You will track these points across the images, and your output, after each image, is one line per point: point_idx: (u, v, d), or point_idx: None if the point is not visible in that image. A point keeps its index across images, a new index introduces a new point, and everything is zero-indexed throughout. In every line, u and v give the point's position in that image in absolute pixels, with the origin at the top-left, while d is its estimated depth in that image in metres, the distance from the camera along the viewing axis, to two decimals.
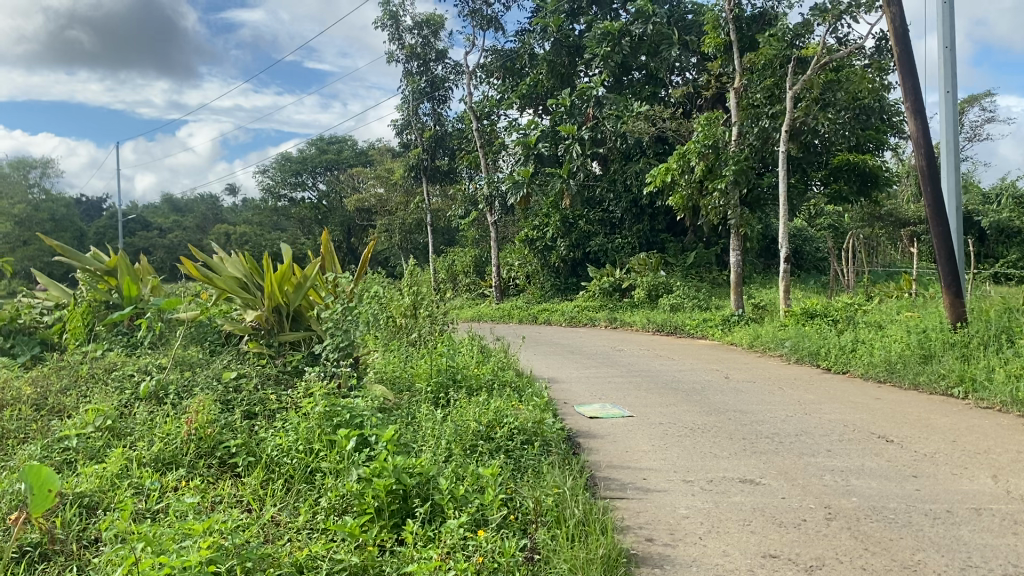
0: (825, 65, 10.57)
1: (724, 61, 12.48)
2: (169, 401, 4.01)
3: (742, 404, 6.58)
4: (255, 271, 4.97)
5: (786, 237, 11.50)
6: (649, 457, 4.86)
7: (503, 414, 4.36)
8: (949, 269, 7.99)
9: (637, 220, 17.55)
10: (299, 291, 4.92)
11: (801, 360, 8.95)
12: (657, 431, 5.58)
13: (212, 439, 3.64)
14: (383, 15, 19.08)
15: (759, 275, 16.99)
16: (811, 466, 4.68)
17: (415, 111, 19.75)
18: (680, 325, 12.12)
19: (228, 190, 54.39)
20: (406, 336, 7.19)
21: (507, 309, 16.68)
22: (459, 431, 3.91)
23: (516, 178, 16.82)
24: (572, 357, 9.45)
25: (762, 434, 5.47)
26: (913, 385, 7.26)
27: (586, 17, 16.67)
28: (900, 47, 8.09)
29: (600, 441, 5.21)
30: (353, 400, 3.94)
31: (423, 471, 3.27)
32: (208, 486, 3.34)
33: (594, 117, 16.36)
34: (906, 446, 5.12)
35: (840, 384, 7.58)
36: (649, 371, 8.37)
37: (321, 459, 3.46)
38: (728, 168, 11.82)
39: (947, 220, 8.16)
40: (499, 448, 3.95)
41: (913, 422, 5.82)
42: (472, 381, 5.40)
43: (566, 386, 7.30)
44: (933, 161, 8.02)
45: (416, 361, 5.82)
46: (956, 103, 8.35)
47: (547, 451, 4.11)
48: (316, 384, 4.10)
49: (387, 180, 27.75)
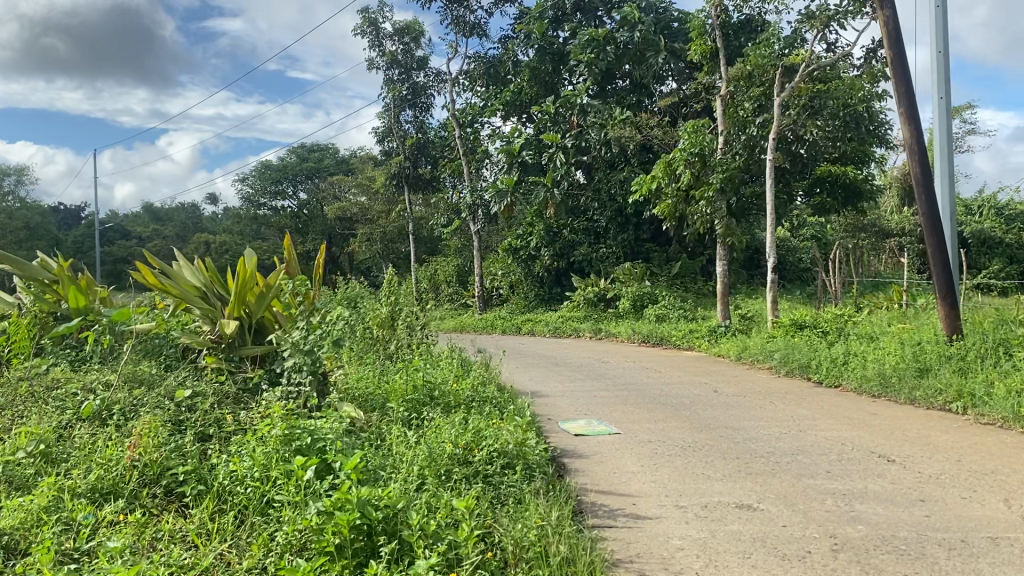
0: (814, 72, 10.33)
1: (710, 68, 12.23)
2: (115, 423, 3.67)
3: (733, 420, 6.27)
4: (215, 281, 4.65)
5: (774, 246, 11.21)
6: (639, 480, 4.54)
7: (481, 434, 4.03)
8: (944, 280, 7.73)
9: (622, 230, 17.24)
10: (263, 300, 4.57)
11: (791, 372, 8.67)
12: (646, 449, 5.26)
13: (159, 466, 3.30)
14: (362, 21, 18.76)
15: (744, 286, 16.73)
16: (811, 489, 4.38)
17: (396, 118, 19.43)
18: (666, 336, 11.83)
19: (207, 200, 53.69)
20: (374, 355, 6.66)
21: (489, 320, 16.33)
22: (434, 454, 3.58)
23: (499, 187, 16.51)
24: (554, 370, 9.13)
25: (757, 453, 5.17)
26: (909, 401, 6.97)
27: (570, 24, 16.44)
28: (894, 51, 7.86)
29: (585, 462, 4.88)
30: (315, 422, 3.58)
31: (390, 503, 2.93)
32: (149, 522, 3.01)
33: (579, 124, 16.12)
34: (909, 466, 4.83)
35: (834, 399, 7.29)
36: (636, 384, 8.05)
37: (279, 488, 3.13)
38: (715, 177, 11.48)
39: (942, 229, 7.92)
40: (476, 473, 3.61)
41: (913, 440, 5.54)
42: (449, 398, 5.08)
43: (550, 401, 6.98)
44: (928, 168, 7.81)
45: (391, 376, 5.50)
46: (951, 109, 8.14)
47: (531, 476, 3.78)
48: (276, 404, 3.75)
49: (368, 189, 27.36)
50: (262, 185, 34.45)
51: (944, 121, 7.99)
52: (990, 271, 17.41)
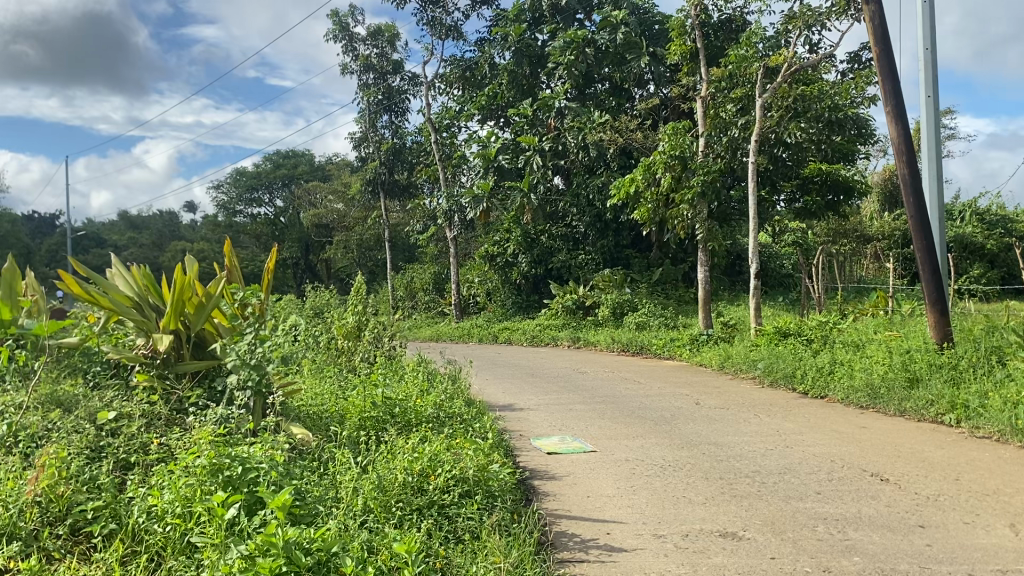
0: (796, 73, 10.07)
1: (690, 69, 11.91)
2: (22, 451, 3.25)
3: (713, 435, 5.91)
4: (150, 289, 4.21)
5: (756, 252, 10.82)
6: (614, 505, 4.17)
7: (439, 456, 3.65)
8: (933, 285, 7.44)
9: (601, 236, 16.88)
10: (202, 312, 4.16)
11: (775, 383, 8.35)
12: (622, 469, 4.90)
13: (65, 502, 2.89)
14: (334, 26, 18.39)
15: (726, 293, 16.47)
16: (801, 514, 4.02)
17: (372, 124, 19.04)
18: (647, 345, 11.48)
19: (185, 207, 52.90)
20: (335, 371, 6.24)
21: (466, 328, 15.96)
22: (384, 484, 3.19)
23: (475, 192, 16.21)
24: (530, 381, 8.74)
25: (741, 472, 4.83)
26: (899, 413, 6.66)
27: (549, 26, 16.11)
28: (881, 48, 7.58)
29: (557, 484, 4.52)
30: (249, 448, 3.18)
31: (323, 546, 2.55)
32: (45, 569, 2.60)
33: (557, 128, 15.76)
34: (904, 486, 4.50)
35: (820, 410, 6.97)
36: (615, 396, 7.70)
37: (200, 527, 2.72)
38: (694, 180, 11.10)
39: (930, 232, 7.64)
40: (430, 504, 3.24)
41: (906, 456, 5.22)
42: (411, 416, 4.69)
43: (524, 415, 6.61)
44: (916, 169, 7.54)
45: (349, 394, 5.11)
46: (939, 108, 7.88)
47: (492, 506, 3.40)
48: (206, 429, 3.35)
49: (344, 196, 26.93)
50: (237, 192, 33.86)
51: (932, 120, 7.72)
52: (970, 276, 17.24)
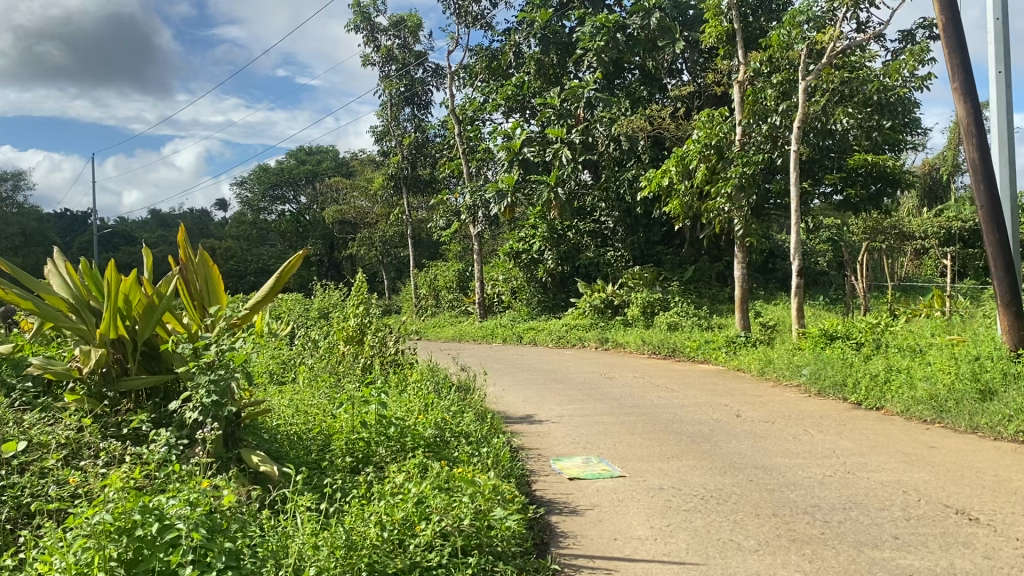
0: (842, 53, 9.19)
1: (728, 52, 11.01)
2: None
3: (762, 457, 5.12)
4: (91, 288, 3.48)
5: (799, 248, 9.92)
6: (645, 551, 3.43)
7: (428, 498, 2.94)
8: (1007, 284, 6.58)
9: (631, 232, 16.09)
10: (152, 315, 3.45)
11: (822, 391, 7.50)
12: (655, 502, 4.14)
13: None
14: (355, 16, 17.76)
15: (763, 292, 15.57)
16: (879, 569, 3.24)
17: (395, 117, 18.43)
18: (679, 347, 10.64)
19: (216, 205, 52.67)
20: (330, 381, 5.53)
21: (489, 328, 15.22)
22: (352, 542, 2.50)
23: (499, 187, 15.33)
24: (550, 389, 7.96)
25: (799, 508, 4.04)
26: (971, 429, 5.80)
27: (576, 11, 15.29)
28: (947, 18, 6.73)
29: (577, 523, 3.77)
30: (174, 497, 2.46)
31: None
32: None
33: (585, 119, 14.88)
34: (1001, 530, 3.70)
35: (878, 425, 6.14)
36: (646, 407, 6.91)
37: None
38: (732, 170, 10.17)
39: (1003, 222, 6.79)
40: (411, 567, 2.56)
41: (994, 487, 4.39)
42: (407, 439, 3.98)
43: (543, 430, 5.85)
44: (985, 153, 6.69)
45: (336, 411, 4.41)
46: (1010, 85, 7.02)
47: (490, 568, 2.69)
48: (121, 472, 2.65)
49: (367, 192, 26.07)
50: (262, 189, 33.50)
51: (1002, 99, 6.88)
52: None
